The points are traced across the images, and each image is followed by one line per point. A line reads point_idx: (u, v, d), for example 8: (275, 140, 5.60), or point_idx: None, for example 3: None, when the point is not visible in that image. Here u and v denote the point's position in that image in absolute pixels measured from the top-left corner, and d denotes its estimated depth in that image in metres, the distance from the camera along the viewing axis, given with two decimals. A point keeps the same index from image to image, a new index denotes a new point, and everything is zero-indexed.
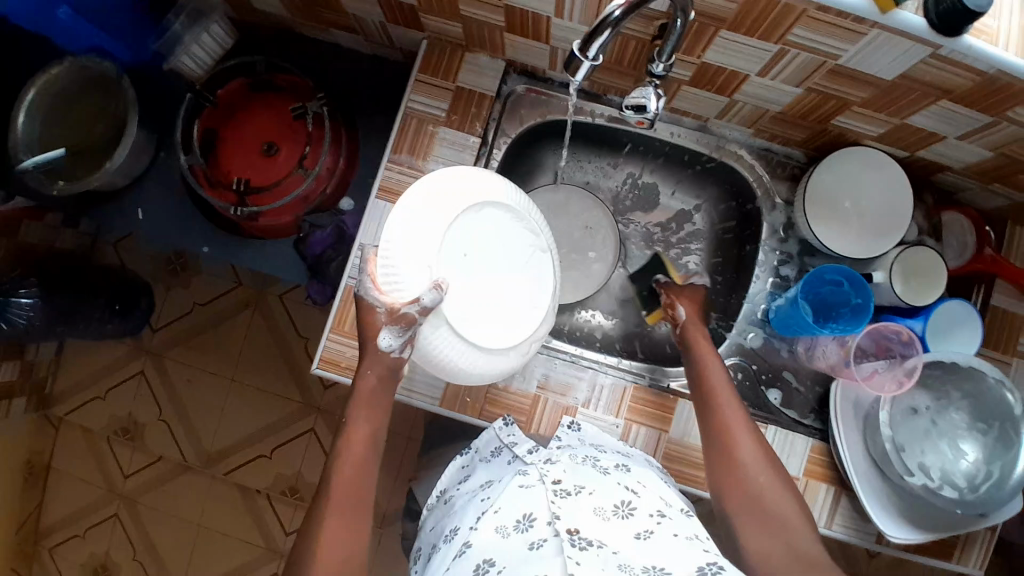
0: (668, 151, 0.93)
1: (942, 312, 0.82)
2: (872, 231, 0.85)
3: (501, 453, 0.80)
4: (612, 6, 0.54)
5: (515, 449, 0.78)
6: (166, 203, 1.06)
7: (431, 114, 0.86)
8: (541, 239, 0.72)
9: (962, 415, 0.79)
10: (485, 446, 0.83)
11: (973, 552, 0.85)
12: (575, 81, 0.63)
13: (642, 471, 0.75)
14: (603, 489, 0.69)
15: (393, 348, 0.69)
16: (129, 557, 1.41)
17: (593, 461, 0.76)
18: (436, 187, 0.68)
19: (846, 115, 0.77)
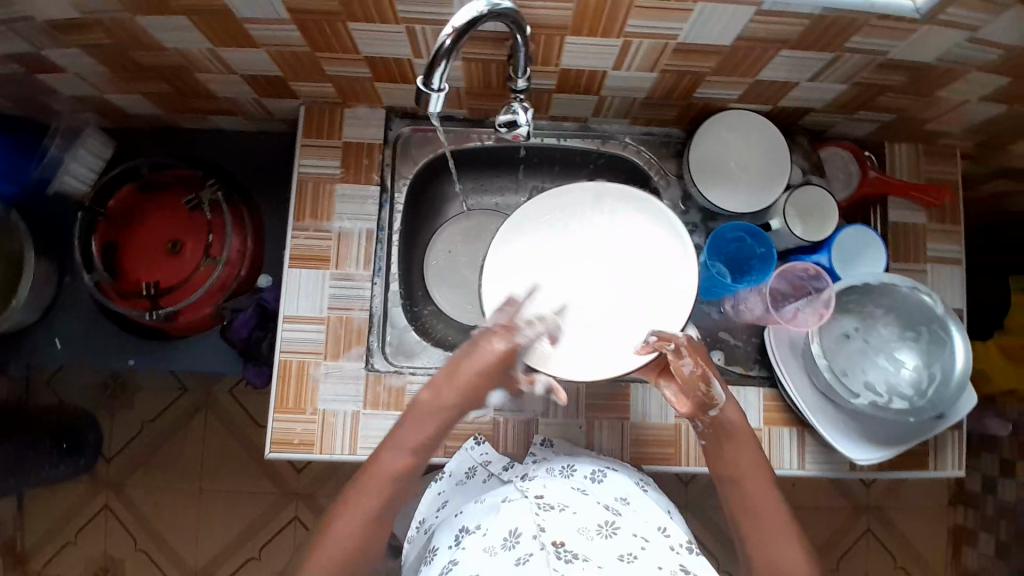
0: (560, 157, 0.95)
1: (844, 240, 0.87)
2: (761, 184, 0.89)
3: (476, 473, 0.82)
4: (442, 37, 0.57)
5: (490, 467, 0.82)
6: (83, 327, 1.02)
7: (327, 174, 0.86)
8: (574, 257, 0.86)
9: (890, 328, 0.84)
10: (459, 469, 0.83)
11: (948, 455, 0.89)
12: (437, 111, 0.67)
13: (618, 479, 0.79)
14: (585, 510, 0.70)
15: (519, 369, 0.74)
16: None
17: (570, 472, 0.79)
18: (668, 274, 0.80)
19: (705, 85, 0.83)
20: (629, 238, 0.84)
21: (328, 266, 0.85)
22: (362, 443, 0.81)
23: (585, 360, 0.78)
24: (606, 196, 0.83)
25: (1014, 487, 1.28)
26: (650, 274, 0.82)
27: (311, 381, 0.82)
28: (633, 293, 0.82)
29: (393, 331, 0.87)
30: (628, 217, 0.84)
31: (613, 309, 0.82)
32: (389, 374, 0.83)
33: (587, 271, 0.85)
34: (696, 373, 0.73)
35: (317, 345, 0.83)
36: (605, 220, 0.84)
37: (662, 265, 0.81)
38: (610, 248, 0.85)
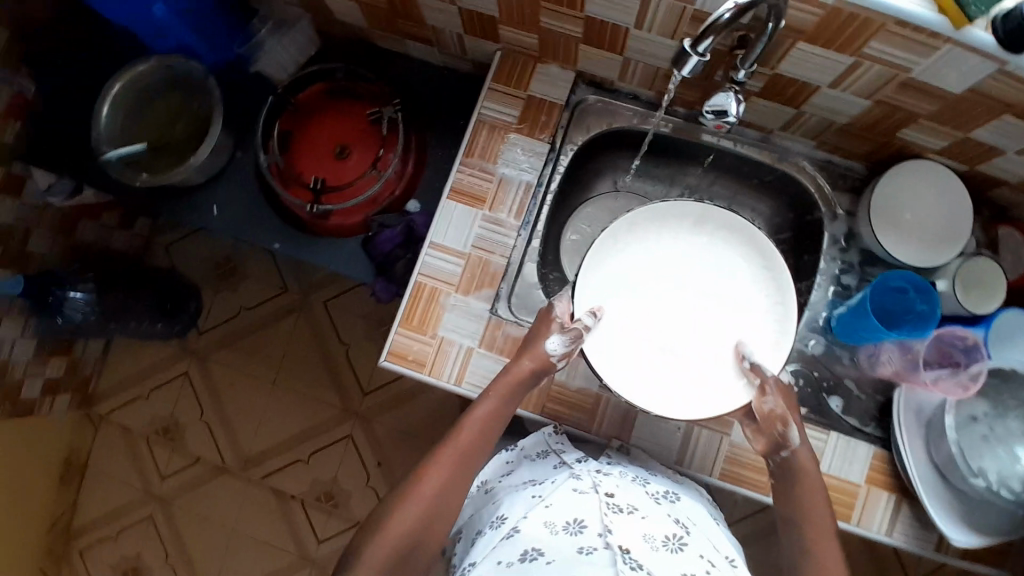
0: (730, 163, 0.94)
1: (1006, 321, 0.83)
2: (933, 240, 0.86)
3: (549, 456, 0.85)
4: (721, 10, 0.61)
5: (563, 455, 0.83)
6: (245, 199, 1.11)
7: (503, 120, 0.90)
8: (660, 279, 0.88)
9: (1019, 422, 0.78)
10: (531, 447, 0.88)
11: None
12: (682, 74, 0.71)
13: (690, 502, 0.78)
14: (654, 518, 0.71)
15: (555, 354, 0.79)
16: (160, 556, 1.43)
17: (643, 483, 0.78)
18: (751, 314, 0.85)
19: (913, 127, 0.79)
20: (724, 263, 0.87)
21: (482, 206, 0.89)
22: (468, 377, 0.85)
23: (656, 384, 0.82)
24: (705, 223, 0.86)
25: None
26: (738, 302, 0.86)
27: (438, 307, 0.87)
28: (716, 319, 0.87)
29: (522, 284, 0.91)
30: (720, 248, 0.87)
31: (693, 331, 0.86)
32: (513, 323, 0.87)
33: (672, 296, 0.88)
34: (773, 413, 0.76)
35: (451, 276, 0.87)
36: (703, 242, 0.87)
37: (753, 295, 0.85)
38: (697, 275, 0.88)
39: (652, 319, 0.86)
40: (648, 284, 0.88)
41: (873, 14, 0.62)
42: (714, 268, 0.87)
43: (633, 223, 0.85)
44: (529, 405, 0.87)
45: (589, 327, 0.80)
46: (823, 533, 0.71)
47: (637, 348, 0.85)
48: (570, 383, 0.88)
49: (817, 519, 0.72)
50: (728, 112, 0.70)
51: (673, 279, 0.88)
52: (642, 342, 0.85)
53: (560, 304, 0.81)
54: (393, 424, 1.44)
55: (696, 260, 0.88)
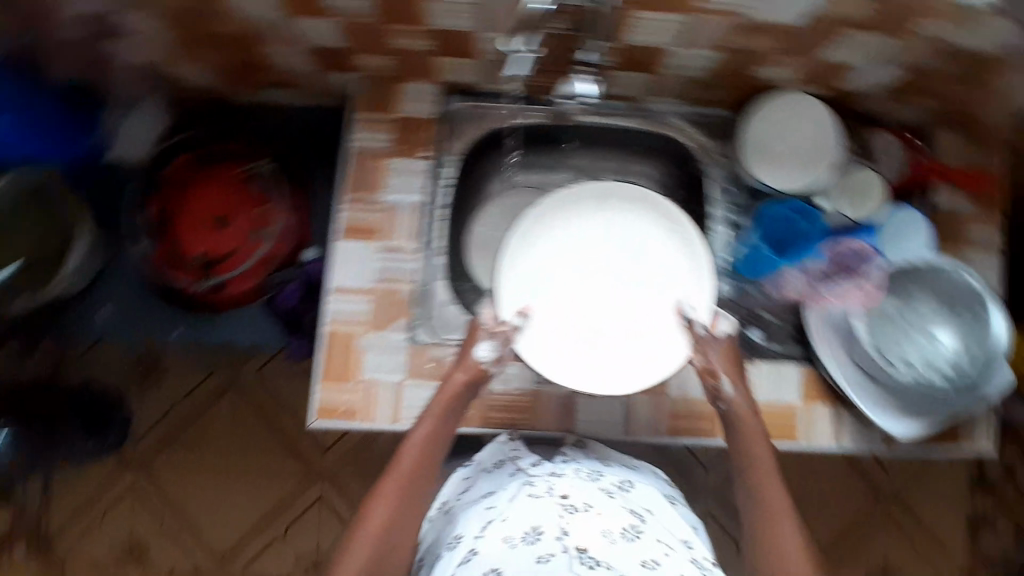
0: (607, 137, 0.95)
1: (892, 225, 0.87)
2: (808, 164, 0.89)
3: (505, 465, 0.81)
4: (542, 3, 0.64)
5: (518, 462, 0.80)
6: (131, 295, 1.06)
7: (377, 148, 0.88)
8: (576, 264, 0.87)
9: (933, 307, 0.82)
10: (488, 458, 0.84)
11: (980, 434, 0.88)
12: None
13: (645, 488, 0.78)
14: (610, 512, 0.70)
15: (487, 361, 0.77)
16: None
17: (598, 476, 0.78)
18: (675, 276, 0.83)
19: (765, 65, 0.82)
20: (636, 235, 0.86)
21: (375, 239, 0.86)
22: (406, 413, 0.84)
23: (599, 370, 0.79)
24: (609, 197, 0.85)
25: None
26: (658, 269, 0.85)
27: (355, 352, 0.85)
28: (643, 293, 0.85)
29: (433, 305, 0.87)
30: (629, 217, 0.86)
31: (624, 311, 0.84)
32: (435, 346, 0.85)
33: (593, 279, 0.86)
34: (703, 369, 0.76)
35: (363, 317, 0.85)
36: (610, 220, 0.86)
37: (671, 257, 0.83)
38: (613, 250, 0.87)
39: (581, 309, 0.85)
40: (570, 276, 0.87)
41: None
42: (628, 243, 0.86)
43: (539, 215, 0.84)
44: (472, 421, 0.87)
45: (521, 327, 0.78)
46: (771, 473, 0.75)
47: (571, 340, 0.82)
48: (506, 386, 0.88)
49: (764, 463, 0.75)
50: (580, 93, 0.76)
51: (593, 266, 0.87)
52: (575, 333, 0.83)
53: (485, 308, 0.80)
54: (362, 473, 1.39)
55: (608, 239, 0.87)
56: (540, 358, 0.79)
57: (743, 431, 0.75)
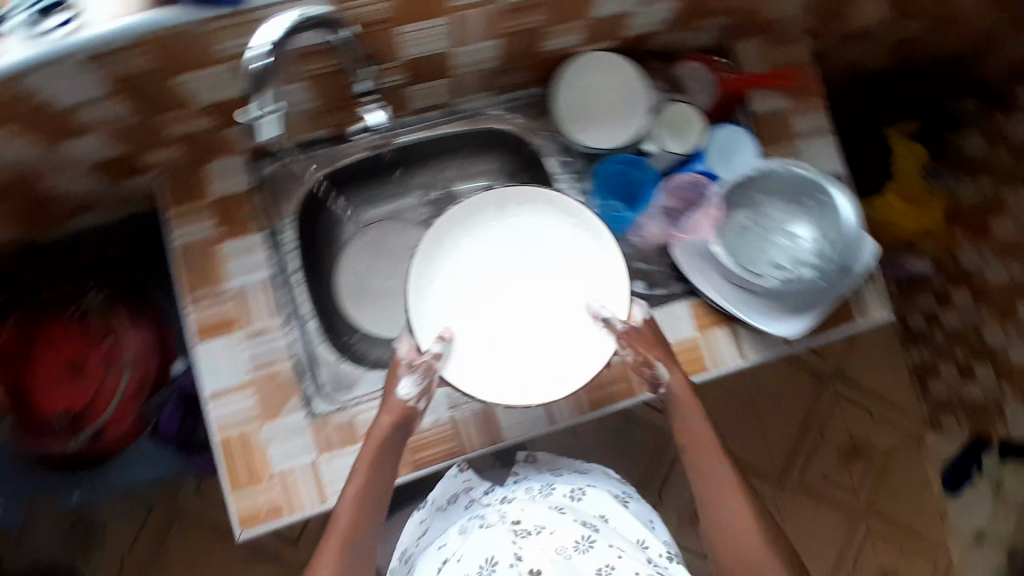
0: (436, 149, 0.94)
1: (716, 144, 0.91)
2: (623, 115, 0.91)
3: (458, 499, 0.86)
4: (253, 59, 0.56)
5: (472, 492, 0.86)
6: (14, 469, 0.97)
7: (203, 237, 0.83)
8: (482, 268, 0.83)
9: (783, 209, 0.88)
10: (441, 496, 0.88)
11: (870, 303, 0.93)
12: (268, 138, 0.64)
13: (596, 495, 0.82)
14: (563, 529, 0.70)
15: (412, 397, 0.76)
16: None
17: (551, 490, 0.82)
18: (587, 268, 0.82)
19: (548, 38, 0.82)
20: (540, 232, 0.83)
21: (237, 330, 0.82)
22: (331, 490, 0.81)
23: (532, 373, 0.78)
24: (507, 201, 0.82)
25: (954, 312, 1.39)
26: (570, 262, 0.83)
27: (258, 450, 0.81)
28: (561, 288, 0.82)
29: (326, 367, 0.86)
30: (531, 218, 0.83)
31: (545, 312, 0.82)
32: (333, 415, 0.83)
33: (506, 281, 0.83)
34: (637, 362, 0.78)
35: (249, 413, 0.81)
36: (511, 223, 0.83)
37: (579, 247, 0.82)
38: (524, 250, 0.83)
39: (501, 318, 0.81)
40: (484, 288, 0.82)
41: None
42: (532, 243, 0.83)
43: (441, 236, 0.81)
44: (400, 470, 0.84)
45: (443, 352, 0.76)
46: (707, 437, 0.78)
47: (495, 352, 0.80)
48: (424, 423, 0.85)
49: (700, 429, 0.78)
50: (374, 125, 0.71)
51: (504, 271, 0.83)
52: (500, 346, 0.80)
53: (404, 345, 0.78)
54: None
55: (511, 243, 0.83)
56: (468, 380, 0.77)
57: (679, 407, 0.79)
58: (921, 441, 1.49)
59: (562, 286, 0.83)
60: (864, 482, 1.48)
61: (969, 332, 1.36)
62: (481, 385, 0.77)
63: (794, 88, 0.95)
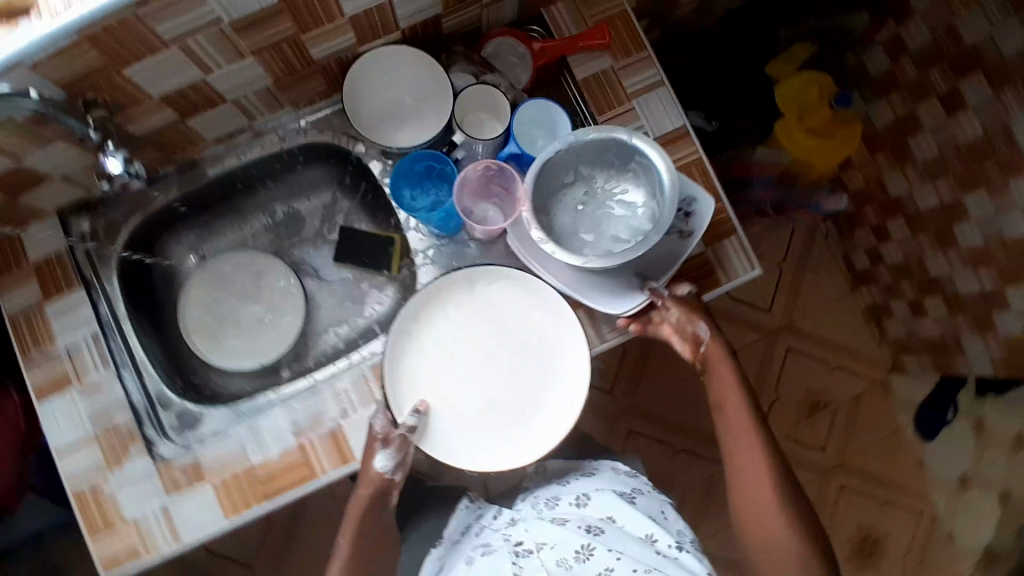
0: (260, 172, 0.92)
1: (521, 118, 0.86)
2: (426, 105, 0.89)
3: (469, 529, 0.88)
4: None
5: (484, 518, 0.89)
6: None
7: (26, 304, 0.84)
8: (450, 346, 0.83)
9: (612, 179, 0.84)
10: (455, 528, 0.89)
11: (735, 263, 0.87)
12: None
13: (601, 495, 0.85)
14: (561, 540, 0.79)
15: (388, 469, 0.78)
16: None
17: (555, 502, 0.86)
18: (560, 332, 0.82)
19: (312, 45, 0.77)
20: (506, 307, 0.83)
21: (73, 387, 0.83)
22: (184, 530, 0.81)
23: (511, 432, 0.81)
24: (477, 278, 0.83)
25: (893, 245, 1.28)
26: (544, 331, 0.83)
27: (110, 501, 0.81)
28: (538, 356, 0.83)
29: (170, 411, 0.87)
30: (502, 290, 0.83)
31: (514, 383, 0.83)
32: (178, 461, 0.83)
33: (482, 356, 0.83)
34: (682, 319, 0.82)
35: (95, 467, 0.82)
36: (481, 299, 0.83)
37: (544, 319, 0.83)
38: (497, 326, 0.84)
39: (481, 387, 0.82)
40: (450, 361, 0.83)
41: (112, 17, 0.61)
42: (496, 318, 0.84)
43: (416, 313, 0.82)
44: (252, 503, 0.82)
45: (418, 422, 0.79)
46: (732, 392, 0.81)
47: (468, 415, 0.82)
48: (267, 455, 0.83)
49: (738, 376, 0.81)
50: (113, 173, 0.72)
51: (469, 344, 0.83)
52: (466, 412, 0.82)
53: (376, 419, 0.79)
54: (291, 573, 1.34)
55: (477, 318, 0.83)
56: (451, 446, 0.80)
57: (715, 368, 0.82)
58: (887, 385, 1.42)
59: (555, 351, 0.83)
60: (831, 433, 1.41)
61: (909, 264, 1.26)
62: (463, 447, 0.80)
63: (612, 45, 0.87)
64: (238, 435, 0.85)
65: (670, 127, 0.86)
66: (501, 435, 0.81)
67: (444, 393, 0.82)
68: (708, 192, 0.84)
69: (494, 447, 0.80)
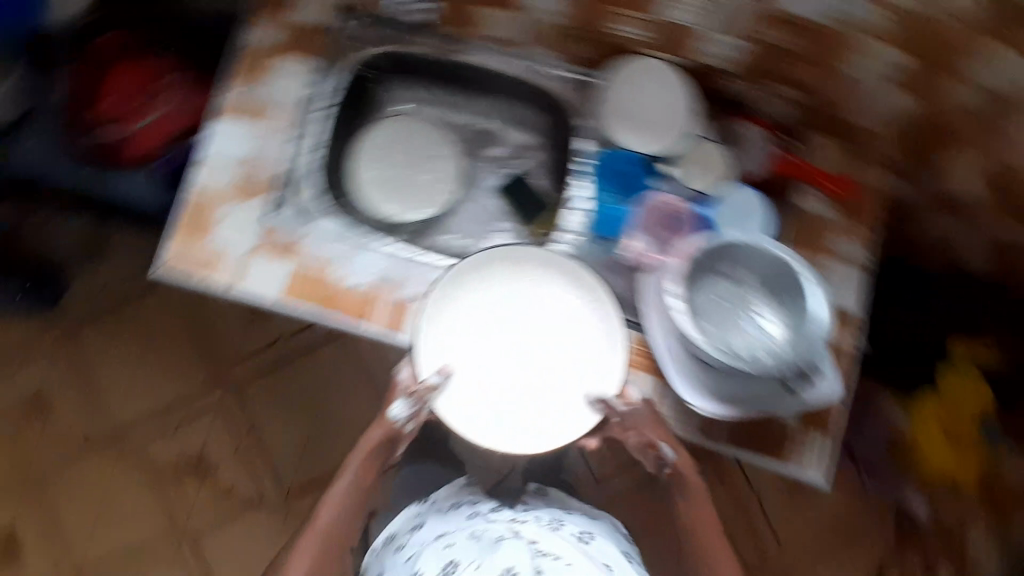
0: (500, 81, 1.01)
1: (731, 203, 0.88)
2: (668, 124, 0.90)
3: (458, 507, 0.94)
4: None
5: (478, 507, 0.92)
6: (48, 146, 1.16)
7: (266, 45, 0.94)
8: (475, 315, 0.84)
9: (764, 299, 0.83)
10: (444, 498, 0.97)
11: (808, 456, 0.90)
12: None
13: (603, 542, 0.86)
14: (578, 565, 0.79)
15: (401, 418, 0.90)
16: (27, 540, 1.49)
17: (559, 526, 0.86)
18: (578, 342, 0.83)
19: (615, 18, 0.90)
20: (538, 300, 0.85)
21: (253, 123, 0.93)
22: (245, 281, 0.90)
23: (519, 425, 0.80)
24: (522, 261, 0.85)
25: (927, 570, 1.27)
26: (562, 337, 0.84)
27: (211, 216, 0.91)
28: (551, 357, 0.84)
29: (295, 199, 0.94)
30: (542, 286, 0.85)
31: (523, 378, 0.83)
32: (282, 229, 0.92)
33: (501, 343, 0.85)
34: (647, 442, 0.86)
35: (224, 189, 0.92)
36: (517, 286, 0.85)
37: (583, 319, 0.83)
38: (524, 317, 0.85)
39: (495, 373, 0.83)
40: (471, 331, 0.84)
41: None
42: (532, 304, 0.84)
43: (456, 277, 0.84)
44: (311, 301, 0.91)
45: (441, 385, 0.81)
46: None
47: (484, 392, 0.82)
48: (342, 279, 0.92)
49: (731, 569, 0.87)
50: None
51: (503, 313, 0.85)
52: (483, 387, 0.82)
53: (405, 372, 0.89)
54: (266, 390, 1.53)
55: (517, 297, 0.85)
56: (461, 410, 0.81)
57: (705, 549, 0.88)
58: None
59: (592, 378, 0.82)
60: None
61: None
62: (474, 418, 0.81)
63: (844, 202, 0.91)
64: (340, 247, 0.93)
65: (841, 302, 0.89)
66: (509, 421, 0.80)
67: (468, 364, 0.83)
68: (840, 381, 0.82)
69: (501, 431, 0.80)
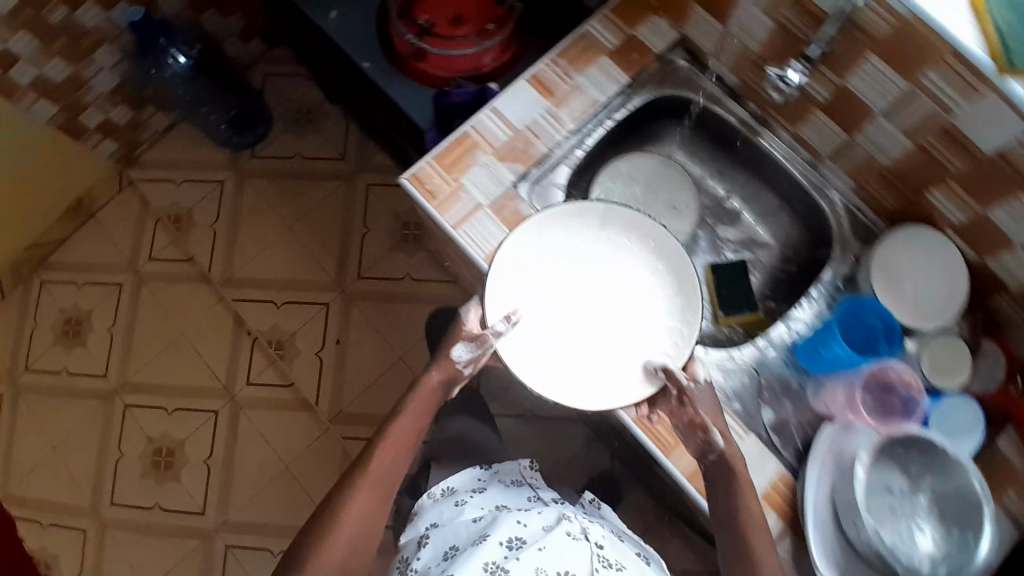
0: (776, 175, 0.98)
1: (948, 406, 0.86)
2: (930, 303, 0.87)
3: (522, 486, 0.99)
4: None
5: (540, 492, 0.98)
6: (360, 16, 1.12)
7: (601, 42, 0.96)
8: (551, 265, 0.85)
9: (928, 509, 0.80)
10: (508, 473, 1.02)
11: None
12: None
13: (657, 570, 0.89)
14: None
15: (460, 362, 0.83)
16: (105, 326, 1.58)
17: (620, 540, 0.90)
18: (640, 316, 0.84)
19: (939, 189, 0.84)
20: (613, 266, 0.86)
21: (549, 99, 0.95)
22: (466, 228, 0.91)
23: (576, 387, 0.81)
24: (609, 223, 0.86)
25: None
26: (627, 307, 0.85)
27: (471, 157, 0.93)
28: (611, 325, 0.84)
29: (549, 180, 0.94)
30: (619, 256, 0.86)
31: (580, 339, 0.83)
32: (520, 202, 0.92)
33: (567, 302, 0.85)
34: (694, 423, 0.78)
35: (494, 140, 0.93)
36: (595, 248, 0.86)
37: (654, 295, 0.85)
38: (596, 283, 0.86)
39: (554, 327, 0.83)
40: (540, 279, 0.84)
41: (917, 18, 0.70)
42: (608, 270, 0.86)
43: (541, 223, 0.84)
44: None
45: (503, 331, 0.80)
46: None
47: (544, 346, 0.82)
48: None
49: None
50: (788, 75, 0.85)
51: (586, 271, 0.86)
52: (544, 339, 0.82)
53: (471, 313, 0.83)
54: (370, 315, 1.56)
55: (601, 259, 0.86)
56: (522, 357, 0.81)
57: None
58: None
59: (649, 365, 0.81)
60: None
61: None
62: (534, 368, 0.81)
63: None
64: None
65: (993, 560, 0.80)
66: (566, 380, 0.81)
67: (532, 316, 0.83)
68: None
69: (559, 387, 0.80)
